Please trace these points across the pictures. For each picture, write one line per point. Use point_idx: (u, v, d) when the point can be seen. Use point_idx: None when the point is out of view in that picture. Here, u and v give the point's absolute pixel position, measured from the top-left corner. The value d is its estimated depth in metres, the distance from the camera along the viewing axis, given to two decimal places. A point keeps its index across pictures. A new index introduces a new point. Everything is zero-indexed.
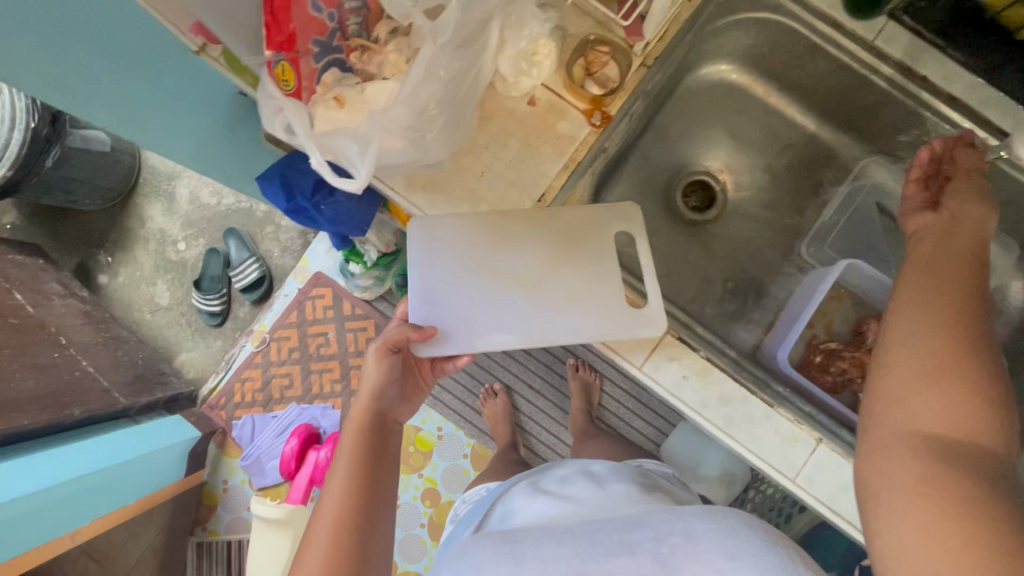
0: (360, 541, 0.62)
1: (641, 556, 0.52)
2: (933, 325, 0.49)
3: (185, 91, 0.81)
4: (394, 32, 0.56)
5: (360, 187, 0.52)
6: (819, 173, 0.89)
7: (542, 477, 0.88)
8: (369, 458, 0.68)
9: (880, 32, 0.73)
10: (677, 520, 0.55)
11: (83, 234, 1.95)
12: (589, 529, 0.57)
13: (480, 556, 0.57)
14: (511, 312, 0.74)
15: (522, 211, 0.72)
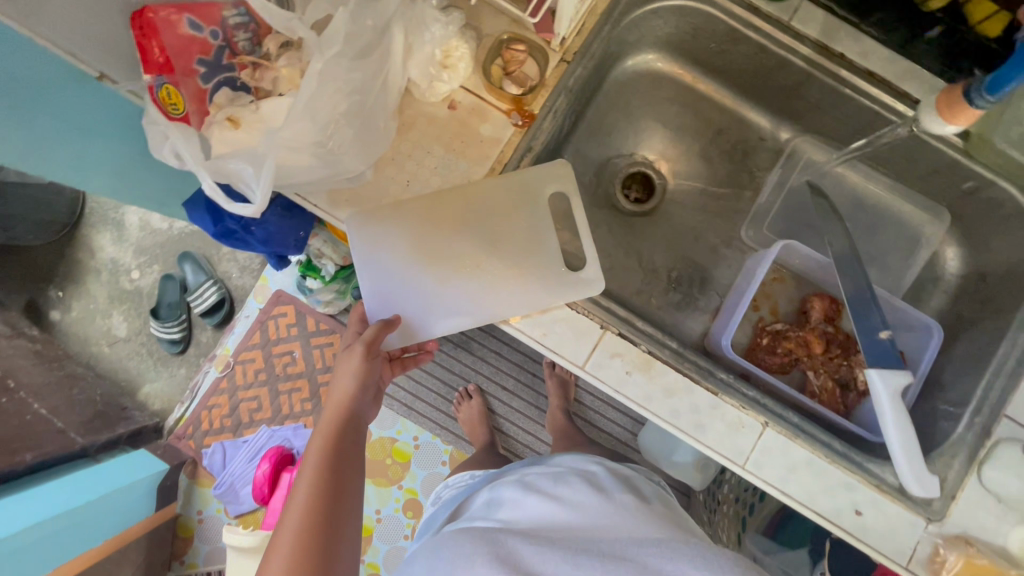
0: (324, 546, 0.61)
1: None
2: None
3: (92, 120, 0.75)
4: (285, 46, 0.54)
5: (257, 211, 0.50)
6: (754, 155, 0.90)
7: (533, 470, 0.87)
8: (338, 461, 0.67)
9: (795, 12, 0.73)
10: (671, 561, 0.55)
11: (29, 271, 1.88)
12: (575, 550, 0.57)
13: (458, 557, 0.59)
14: (462, 292, 0.73)
15: (457, 186, 0.71)
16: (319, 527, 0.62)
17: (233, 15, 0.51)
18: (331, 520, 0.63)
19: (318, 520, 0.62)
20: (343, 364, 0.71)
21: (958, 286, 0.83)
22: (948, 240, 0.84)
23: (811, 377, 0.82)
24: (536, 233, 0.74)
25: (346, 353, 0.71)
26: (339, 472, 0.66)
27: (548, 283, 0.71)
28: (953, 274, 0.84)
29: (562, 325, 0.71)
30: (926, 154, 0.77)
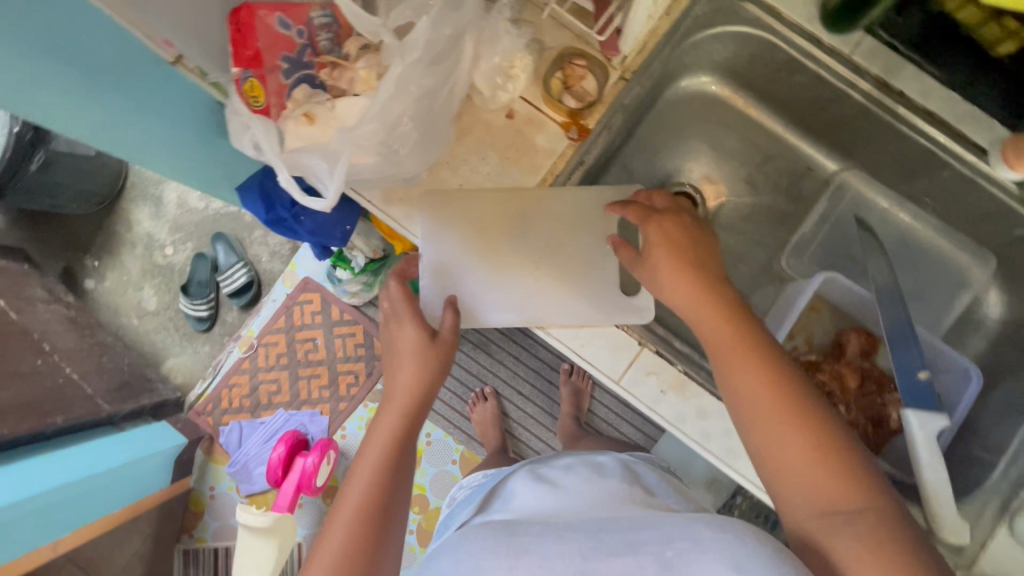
0: (378, 535, 0.59)
1: (643, 558, 0.49)
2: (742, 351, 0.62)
3: (161, 105, 0.79)
4: (364, 48, 0.55)
5: (328, 206, 0.51)
6: (800, 185, 0.90)
7: (543, 466, 0.87)
8: (402, 447, 0.65)
9: (857, 46, 0.74)
10: (686, 526, 0.51)
11: (69, 239, 1.94)
12: (595, 528, 0.54)
13: (480, 548, 0.53)
14: (516, 291, 0.74)
15: (527, 190, 0.73)
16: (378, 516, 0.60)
17: (319, 17, 0.54)
18: (389, 509, 0.61)
19: (377, 507, 0.60)
20: (409, 345, 0.69)
21: (999, 332, 0.82)
22: (993, 284, 0.83)
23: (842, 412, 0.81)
24: (592, 247, 0.75)
25: (405, 329, 0.69)
26: (398, 460, 0.65)
27: (597, 299, 0.73)
28: (996, 320, 0.84)
29: (600, 339, 0.72)
30: (978, 200, 0.76)
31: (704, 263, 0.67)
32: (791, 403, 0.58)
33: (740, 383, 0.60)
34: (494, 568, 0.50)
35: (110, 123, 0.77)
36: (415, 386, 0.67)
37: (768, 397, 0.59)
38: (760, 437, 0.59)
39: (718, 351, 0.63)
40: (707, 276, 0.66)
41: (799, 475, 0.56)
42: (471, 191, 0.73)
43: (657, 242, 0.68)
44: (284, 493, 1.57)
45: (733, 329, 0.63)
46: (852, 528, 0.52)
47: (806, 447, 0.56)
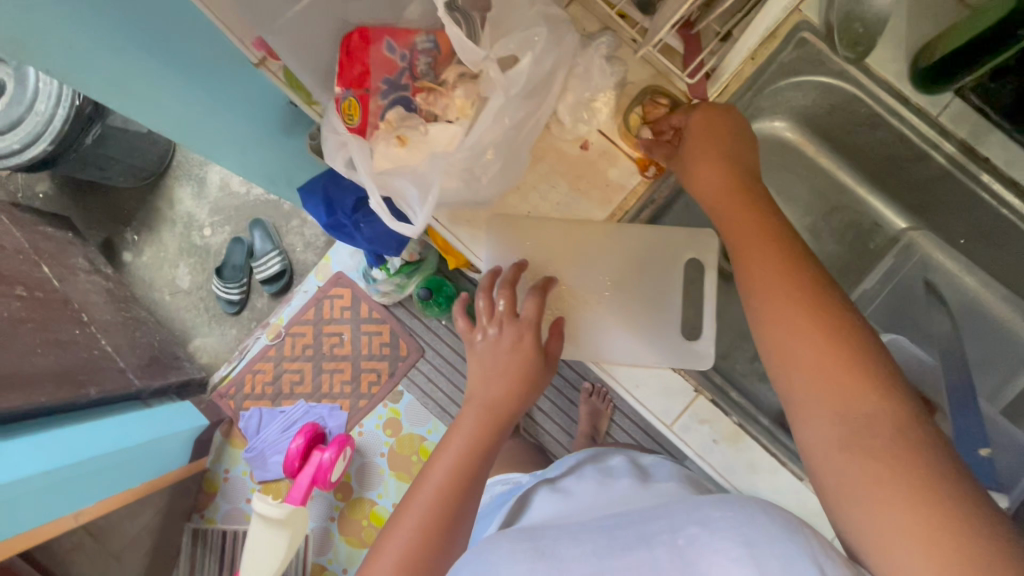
0: (446, 535, 0.63)
1: (657, 549, 0.51)
2: (778, 276, 0.54)
3: (236, 100, 0.81)
4: (464, 75, 0.55)
5: (418, 232, 0.53)
6: (867, 239, 0.88)
7: (561, 468, 0.90)
8: (477, 464, 0.67)
9: (945, 108, 0.73)
10: (695, 513, 0.53)
11: (112, 211, 1.97)
12: (606, 531, 0.57)
13: (498, 553, 0.56)
14: (575, 324, 0.74)
15: (597, 223, 0.72)
16: (450, 525, 0.63)
17: (422, 41, 0.54)
18: (461, 520, 0.64)
19: (448, 516, 0.63)
20: (502, 356, 0.68)
21: None
22: None
23: None
24: (653, 289, 0.75)
25: (511, 342, 0.67)
26: (474, 474, 0.66)
27: (655, 340, 0.73)
28: None
29: (655, 382, 0.71)
30: None
31: (735, 153, 0.64)
32: (808, 294, 0.53)
33: (756, 268, 0.56)
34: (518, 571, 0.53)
35: (184, 117, 0.79)
36: (500, 404, 0.68)
37: (785, 281, 0.54)
38: (771, 326, 0.53)
39: (734, 240, 0.59)
40: (736, 167, 0.63)
41: (812, 371, 0.50)
42: (539, 218, 0.72)
43: (697, 129, 0.65)
44: (297, 486, 1.56)
45: (754, 214, 0.59)
46: (868, 438, 0.46)
47: (823, 342, 0.50)
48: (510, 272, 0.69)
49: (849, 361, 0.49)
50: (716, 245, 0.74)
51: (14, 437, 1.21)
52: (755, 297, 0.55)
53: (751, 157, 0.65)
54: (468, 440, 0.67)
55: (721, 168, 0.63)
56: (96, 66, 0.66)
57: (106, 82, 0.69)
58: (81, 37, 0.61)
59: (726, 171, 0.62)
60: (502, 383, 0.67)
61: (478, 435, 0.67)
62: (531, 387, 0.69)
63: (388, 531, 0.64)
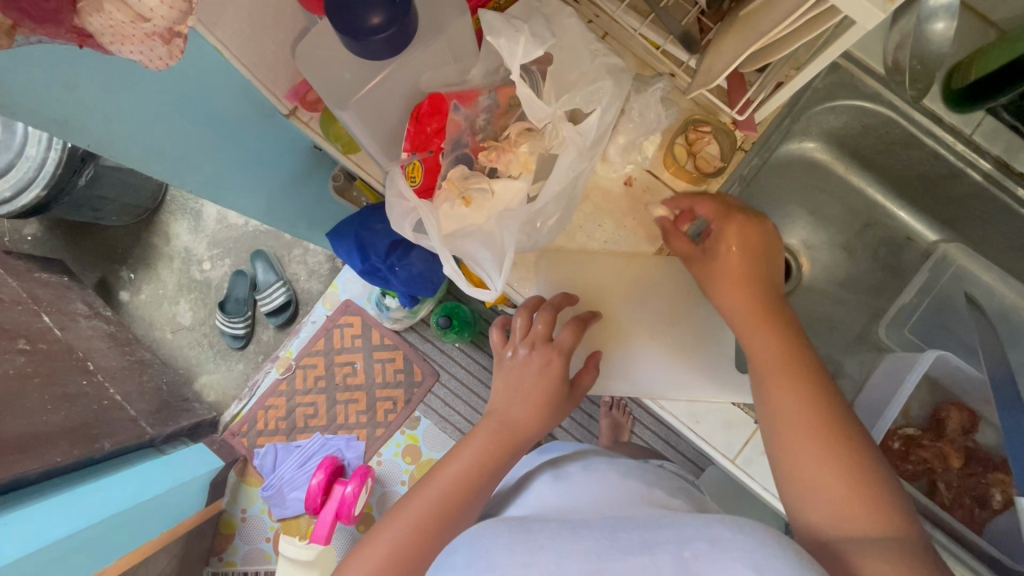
0: (449, 529, 0.57)
1: (660, 556, 0.44)
2: (801, 398, 0.54)
3: (260, 148, 0.79)
4: (524, 130, 0.53)
5: (495, 296, 0.53)
6: (899, 253, 0.90)
7: (568, 456, 0.78)
8: (494, 470, 0.62)
9: (978, 126, 0.74)
10: (702, 524, 0.46)
11: (106, 250, 1.89)
12: (609, 525, 0.48)
13: (495, 543, 0.47)
14: (629, 358, 0.72)
15: (650, 255, 0.71)
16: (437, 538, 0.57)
17: (485, 100, 0.53)
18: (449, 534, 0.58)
19: (438, 528, 0.57)
20: (526, 375, 0.64)
21: None
22: None
23: (942, 489, 0.80)
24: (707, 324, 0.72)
25: (540, 366, 0.64)
26: (475, 490, 0.60)
27: (709, 371, 0.72)
28: None
29: (715, 416, 0.72)
30: None
31: (760, 271, 0.61)
32: (825, 424, 0.53)
33: (776, 399, 0.55)
34: (508, 566, 0.45)
35: (210, 169, 0.75)
36: (524, 421, 0.63)
37: (802, 407, 0.54)
38: (789, 443, 0.53)
39: (757, 363, 0.58)
40: (758, 288, 0.60)
41: (827, 497, 0.50)
42: (593, 253, 0.71)
43: (723, 246, 0.61)
44: (321, 523, 1.51)
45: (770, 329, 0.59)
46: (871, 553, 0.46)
47: (837, 469, 0.50)
48: (567, 301, 0.67)
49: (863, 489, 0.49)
50: None
51: (31, 502, 1.16)
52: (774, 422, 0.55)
53: (775, 274, 0.62)
54: (480, 454, 0.62)
55: (746, 292, 0.60)
56: (125, 131, 0.63)
57: (137, 146, 0.66)
58: (118, 100, 0.58)
59: (747, 293, 0.60)
60: (528, 394, 0.64)
61: (490, 450, 0.62)
62: (551, 409, 0.64)
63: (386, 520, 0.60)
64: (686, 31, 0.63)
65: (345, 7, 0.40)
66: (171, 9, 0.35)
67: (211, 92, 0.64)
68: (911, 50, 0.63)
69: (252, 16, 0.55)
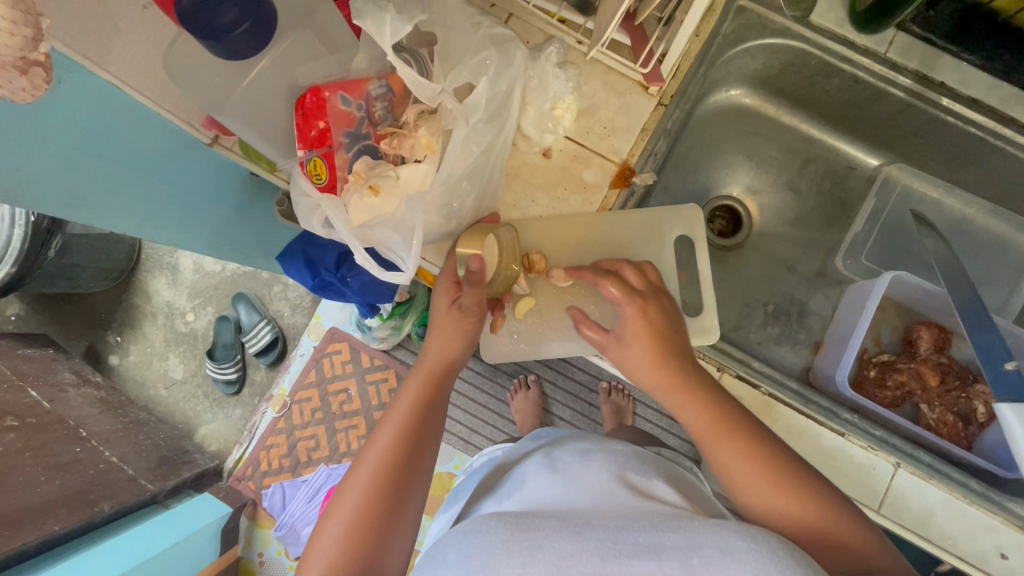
0: (404, 482, 0.56)
1: (668, 563, 0.41)
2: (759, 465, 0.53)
3: (194, 183, 0.79)
4: (423, 113, 0.54)
5: (408, 278, 0.53)
6: (843, 185, 0.90)
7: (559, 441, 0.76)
8: (432, 411, 0.61)
9: (891, 44, 0.74)
10: (712, 529, 0.43)
11: (89, 317, 1.89)
12: (613, 524, 0.45)
13: (489, 539, 0.44)
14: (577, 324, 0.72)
15: (584, 215, 0.70)
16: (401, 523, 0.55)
17: (376, 88, 0.52)
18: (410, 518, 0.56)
19: (393, 488, 0.55)
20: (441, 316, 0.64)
21: None
22: None
23: (926, 411, 0.80)
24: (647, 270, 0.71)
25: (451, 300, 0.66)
26: (417, 451, 0.58)
27: None
28: None
29: None
30: None
31: (676, 350, 0.61)
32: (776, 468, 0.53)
33: (728, 462, 0.54)
34: (505, 566, 0.42)
35: (141, 209, 0.75)
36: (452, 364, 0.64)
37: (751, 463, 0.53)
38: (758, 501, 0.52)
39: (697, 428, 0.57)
40: (676, 362, 0.60)
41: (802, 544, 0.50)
42: (529, 221, 0.70)
43: (633, 330, 0.61)
44: None
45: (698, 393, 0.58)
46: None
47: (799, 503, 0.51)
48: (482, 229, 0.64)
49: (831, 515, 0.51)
50: (703, 218, 0.73)
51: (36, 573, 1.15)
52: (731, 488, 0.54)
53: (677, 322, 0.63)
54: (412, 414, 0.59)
55: (663, 367, 0.60)
56: (41, 186, 0.62)
57: (66, 196, 0.66)
58: (27, 160, 0.58)
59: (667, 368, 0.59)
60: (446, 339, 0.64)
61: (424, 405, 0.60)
62: (466, 343, 0.65)
63: (335, 494, 0.56)
64: None
65: (198, 10, 0.43)
66: (13, 36, 0.35)
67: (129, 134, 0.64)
68: None
69: (145, 47, 0.55)
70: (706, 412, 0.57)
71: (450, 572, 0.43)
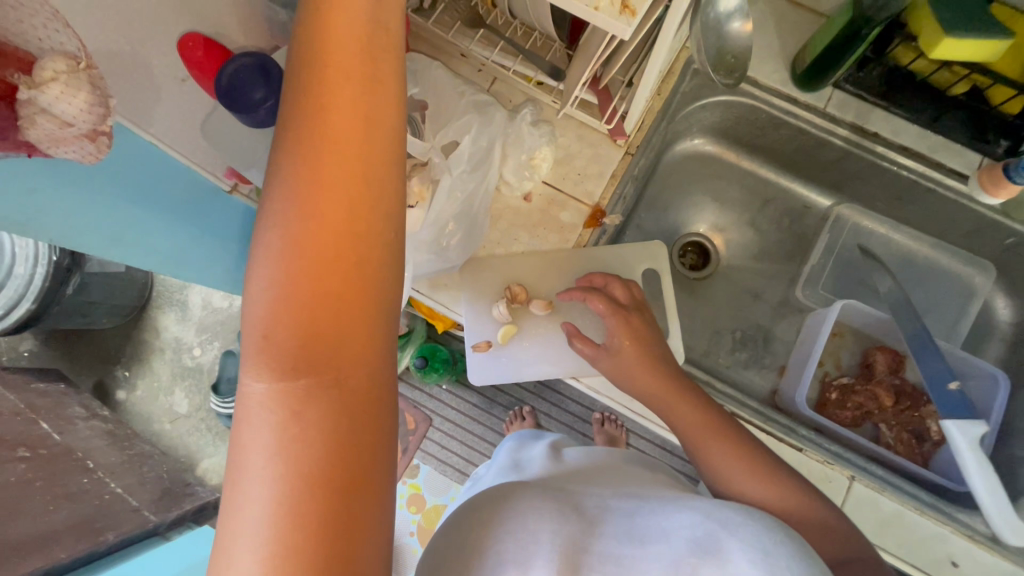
0: (323, 330, 0.35)
1: (674, 540, 0.53)
2: (749, 459, 0.65)
3: (212, 223, 0.88)
4: (415, 164, 0.62)
5: None
6: (801, 222, 0.99)
7: (559, 449, 0.89)
8: (334, 204, 0.36)
9: (829, 100, 0.84)
10: (712, 510, 0.55)
11: (98, 353, 1.95)
12: (629, 512, 0.58)
13: (525, 506, 0.55)
14: (557, 347, 0.79)
15: (560, 253, 0.79)
16: (374, 395, 0.36)
17: None
18: (385, 375, 0.37)
19: (311, 354, 0.35)
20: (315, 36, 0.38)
21: (1012, 334, 0.88)
22: (997, 290, 0.89)
23: (884, 430, 0.86)
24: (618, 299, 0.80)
25: None
26: (325, 280, 0.36)
27: None
28: (1007, 323, 0.90)
29: None
30: (966, 218, 0.84)
31: (650, 361, 0.71)
32: (757, 462, 0.65)
33: (717, 456, 0.66)
34: (544, 527, 0.52)
35: (163, 244, 0.84)
36: (364, 122, 0.38)
37: (739, 457, 0.65)
38: (743, 486, 0.63)
39: (688, 429, 0.68)
40: (662, 371, 0.70)
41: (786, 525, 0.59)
42: (512, 258, 0.79)
43: (620, 341, 0.71)
44: None
45: (683, 401, 0.69)
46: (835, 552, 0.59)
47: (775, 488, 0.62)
48: None
49: (802, 499, 0.62)
50: (666, 253, 0.82)
51: None
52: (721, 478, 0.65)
53: (657, 339, 0.73)
54: (319, 225, 0.36)
55: (654, 370, 0.70)
56: (83, 225, 0.71)
57: (101, 234, 0.75)
58: (74, 207, 0.66)
59: (653, 372, 0.70)
60: (342, 98, 0.37)
61: (335, 201, 0.36)
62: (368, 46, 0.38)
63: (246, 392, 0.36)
64: (552, 64, 0.72)
65: (233, 93, 0.54)
66: (89, 114, 0.44)
67: (160, 180, 0.73)
68: (719, 50, 0.74)
69: (181, 115, 0.64)
70: (704, 416, 0.68)
71: (491, 528, 0.53)
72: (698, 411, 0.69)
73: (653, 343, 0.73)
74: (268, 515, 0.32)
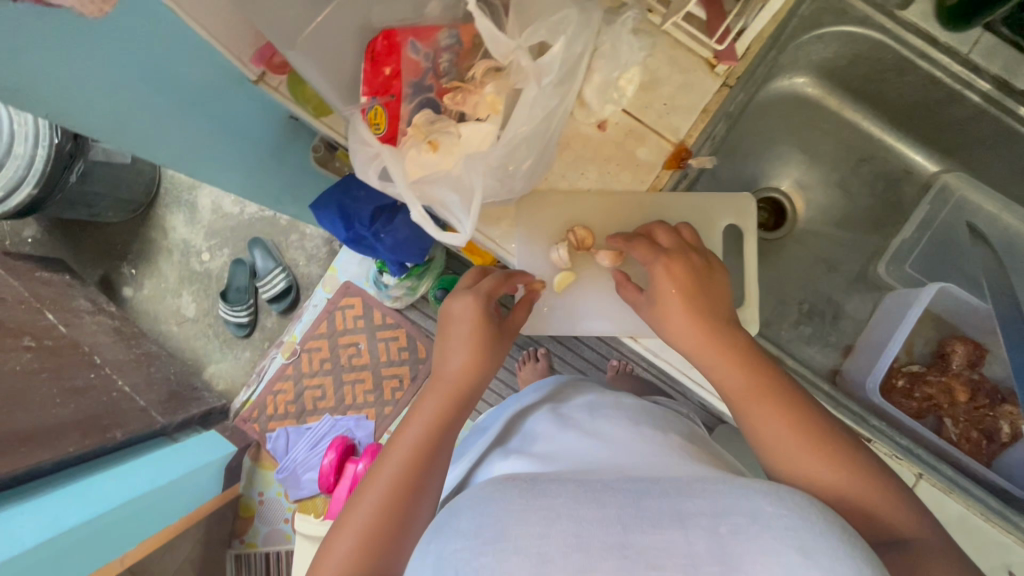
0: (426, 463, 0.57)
1: (693, 532, 0.39)
2: (813, 436, 0.52)
3: (234, 119, 0.76)
4: (491, 69, 0.52)
5: (464, 241, 0.52)
6: (897, 188, 0.87)
7: (562, 394, 0.76)
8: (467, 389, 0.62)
9: (976, 44, 0.70)
10: (739, 493, 0.41)
11: (104, 247, 1.87)
12: (634, 489, 0.43)
13: (504, 511, 0.41)
14: (618, 303, 0.71)
15: (634, 197, 0.68)
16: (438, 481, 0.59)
17: (445, 38, 0.53)
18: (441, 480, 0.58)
19: (415, 479, 0.55)
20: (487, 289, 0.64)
21: None
22: None
23: (948, 425, 0.79)
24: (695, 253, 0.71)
25: None
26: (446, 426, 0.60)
27: None
28: None
29: None
30: None
31: (711, 299, 0.59)
32: (822, 438, 0.53)
33: (764, 424, 0.54)
34: (526, 539, 0.39)
35: (178, 135, 0.73)
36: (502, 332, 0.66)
37: (799, 434, 0.53)
38: (801, 467, 0.52)
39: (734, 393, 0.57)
40: (715, 318, 0.58)
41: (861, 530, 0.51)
42: (578, 194, 0.69)
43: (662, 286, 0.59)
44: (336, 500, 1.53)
45: (744, 361, 0.57)
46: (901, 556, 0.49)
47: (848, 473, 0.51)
48: None
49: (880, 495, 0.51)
50: (754, 210, 0.71)
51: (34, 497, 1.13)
52: (772, 458, 0.54)
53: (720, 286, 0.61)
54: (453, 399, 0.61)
55: (706, 323, 0.58)
56: (80, 98, 0.60)
57: (101, 114, 0.64)
58: (56, 73, 0.55)
59: (711, 333, 0.57)
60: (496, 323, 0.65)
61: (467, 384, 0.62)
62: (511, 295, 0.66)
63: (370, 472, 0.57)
64: None
65: None
66: None
67: (166, 56, 0.61)
68: None
69: None
70: (756, 378, 0.56)
71: (461, 542, 0.40)
72: (749, 371, 0.56)
73: (705, 284, 0.60)
74: (375, 505, 0.54)
